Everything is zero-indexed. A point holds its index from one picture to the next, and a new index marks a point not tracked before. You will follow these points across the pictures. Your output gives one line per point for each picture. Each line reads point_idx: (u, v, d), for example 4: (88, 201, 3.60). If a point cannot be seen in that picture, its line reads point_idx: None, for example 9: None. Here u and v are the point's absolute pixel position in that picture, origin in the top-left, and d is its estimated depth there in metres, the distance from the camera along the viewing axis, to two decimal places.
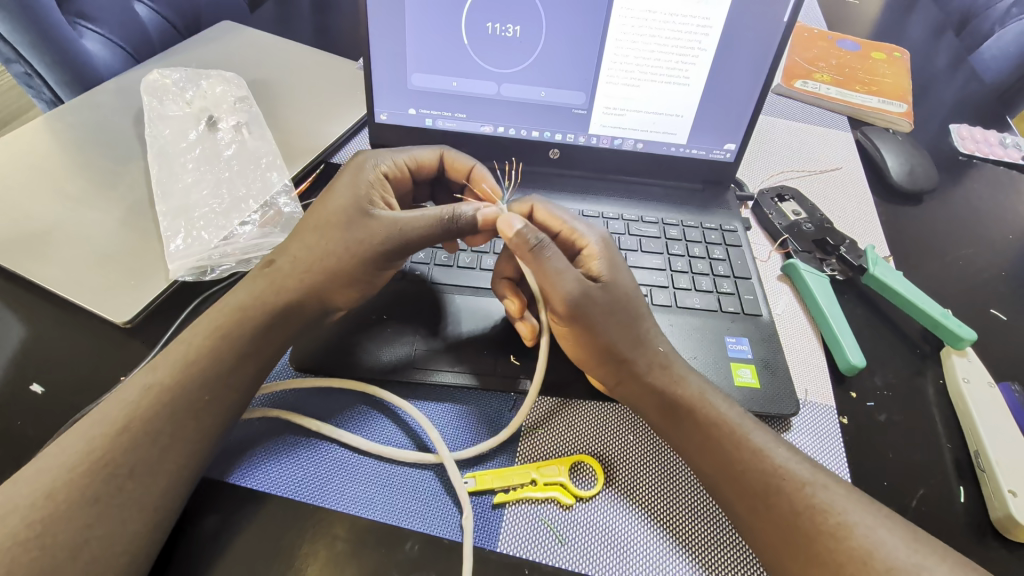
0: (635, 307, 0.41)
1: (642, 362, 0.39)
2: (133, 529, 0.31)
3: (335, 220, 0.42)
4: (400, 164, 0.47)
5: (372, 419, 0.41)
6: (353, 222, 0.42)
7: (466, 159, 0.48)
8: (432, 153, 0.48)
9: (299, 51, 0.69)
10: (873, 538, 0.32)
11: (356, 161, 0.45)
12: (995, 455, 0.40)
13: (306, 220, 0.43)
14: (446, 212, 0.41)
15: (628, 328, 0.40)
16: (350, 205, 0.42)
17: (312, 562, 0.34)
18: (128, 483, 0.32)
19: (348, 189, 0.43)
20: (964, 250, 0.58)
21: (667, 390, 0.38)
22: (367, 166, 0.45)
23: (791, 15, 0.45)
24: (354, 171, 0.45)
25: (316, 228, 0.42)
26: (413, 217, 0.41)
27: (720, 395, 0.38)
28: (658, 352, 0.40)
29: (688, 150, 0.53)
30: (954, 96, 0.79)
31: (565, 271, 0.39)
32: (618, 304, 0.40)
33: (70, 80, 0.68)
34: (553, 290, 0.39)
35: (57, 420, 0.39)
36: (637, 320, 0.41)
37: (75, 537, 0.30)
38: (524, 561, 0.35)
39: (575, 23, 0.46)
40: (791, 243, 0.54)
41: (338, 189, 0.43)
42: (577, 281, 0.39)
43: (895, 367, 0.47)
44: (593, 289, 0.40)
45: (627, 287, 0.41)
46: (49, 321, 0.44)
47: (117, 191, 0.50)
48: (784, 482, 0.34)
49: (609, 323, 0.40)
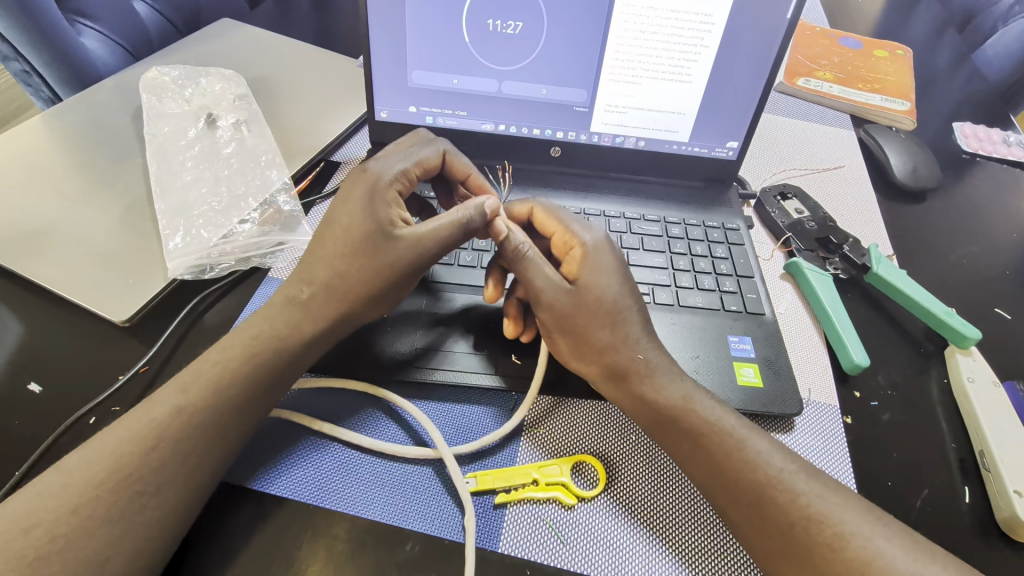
0: (615, 312, 0.40)
1: (621, 366, 0.39)
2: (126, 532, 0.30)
3: (357, 242, 0.39)
4: (409, 172, 0.44)
5: (373, 419, 0.41)
6: (379, 244, 0.39)
7: (466, 163, 0.48)
8: (434, 154, 0.46)
9: (299, 48, 0.69)
10: (878, 538, 0.31)
11: (368, 173, 0.42)
12: (999, 455, 0.40)
13: (321, 239, 0.39)
14: (461, 212, 0.41)
15: (602, 332, 0.39)
16: (372, 226, 0.39)
17: (313, 563, 0.34)
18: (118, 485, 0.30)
19: (368, 208, 0.40)
20: (968, 248, 0.58)
21: (650, 399, 0.38)
22: (382, 179, 0.42)
23: (794, 13, 0.44)
24: (370, 186, 0.41)
25: (339, 248, 0.39)
26: (435, 227, 0.41)
27: (710, 401, 0.38)
28: (638, 359, 0.39)
29: (690, 148, 0.53)
30: (956, 94, 0.78)
31: (541, 275, 0.41)
32: (593, 308, 0.40)
33: (68, 78, 0.68)
34: (529, 293, 0.41)
35: (56, 420, 0.39)
36: (613, 325, 0.40)
37: (63, 542, 0.29)
38: (525, 562, 0.35)
39: (577, 21, 0.46)
40: (793, 241, 0.54)
41: (357, 204, 0.40)
42: (550, 283, 0.40)
43: (898, 366, 0.47)
44: (566, 291, 0.40)
45: (608, 290, 0.40)
46: (48, 319, 0.43)
47: (116, 190, 0.50)
48: (780, 488, 0.33)
49: (581, 327, 0.39)
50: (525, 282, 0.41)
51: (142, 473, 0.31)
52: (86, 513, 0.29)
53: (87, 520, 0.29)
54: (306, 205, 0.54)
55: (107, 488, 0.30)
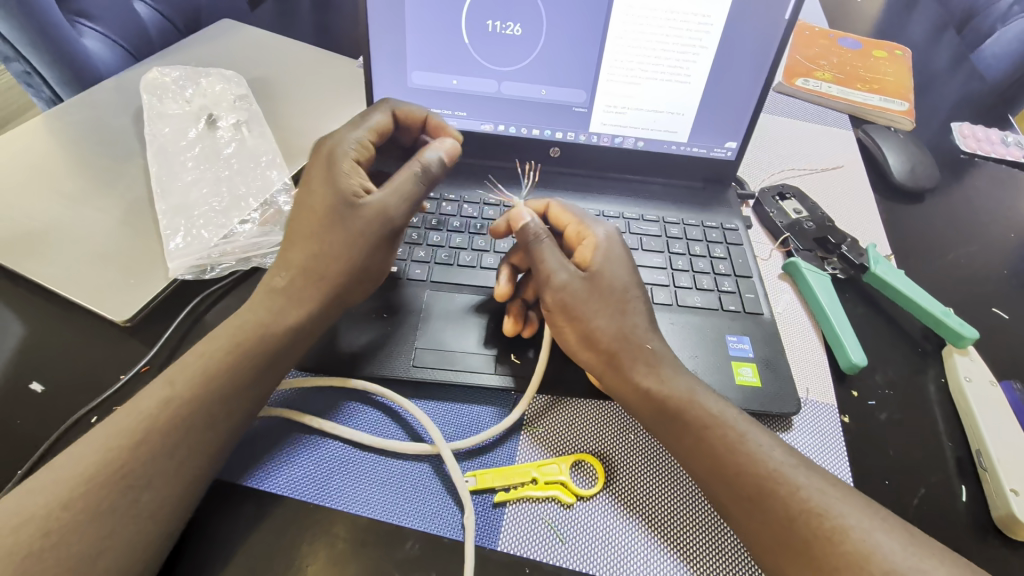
0: (623, 302, 0.40)
1: (628, 357, 0.39)
2: (127, 531, 0.30)
3: (323, 217, 0.40)
4: (366, 140, 0.45)
5: (373, 417, 0.41)
6: (343, 212, 0.40)
7: (418, 109, 0.48)
8: (384, 116, 0.46)
9: (299, 49, 0.69)
10: (875, 535, 0.31)
11: (325, 149, 0.43)
12: (996, 454, 0.40)
13: (293, 221, 0.41)
14: (412, 165, 0.42)
15: (609, 321, 0.39)
16: (333, 198, 0.40)
17: (313, 562, 0.34)
18: (119, 483, 0.31)
19: (327, 182, 0.41)
20: (966, 248, 0.58)
21: (651, 396, 0.38)
22: (340, 152, 0.42)
23: (792, 14, 0.45)
24: (328, 161, 0.42)
25: (314, 224, 0.40)
26: (392, 184, 0.41)
27: (710, 397, 0.38)
28: (645, 349, 0.39)
29: (689, 148, 0.53)
30: (955, 94, 0.79)
31: (553, 259, 0.41)
32: (603, 297, 0.40)
33: (69, 79, 0.68)
34: (539, 278, 0.41)
35: (58, 419, 0.39)
36: (621, 314, 0.40)
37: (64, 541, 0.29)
38: (525, 559, 0.35)
39: (576, 22, 0.46)
40: (791, 241, 0.54)
41: (318, 181, 0.41)
42: (562, 270, 0.41)
43: (896, 365, 0.47)
44: (577, 278, 0.40)
45: (618, 280, 0.41)
46: (50, 319, 0.44)
47: (117, 190, 0.50)
48: (778, 486, 0.33)
49: (588, 314, 0.39)
50: (536, 264, 0.41)
51: (142, 471, 0.31)
52: (88, 512, 0.30)
53: (89, 518, 0.30)
54: None
55: (108, 487, 0.30)
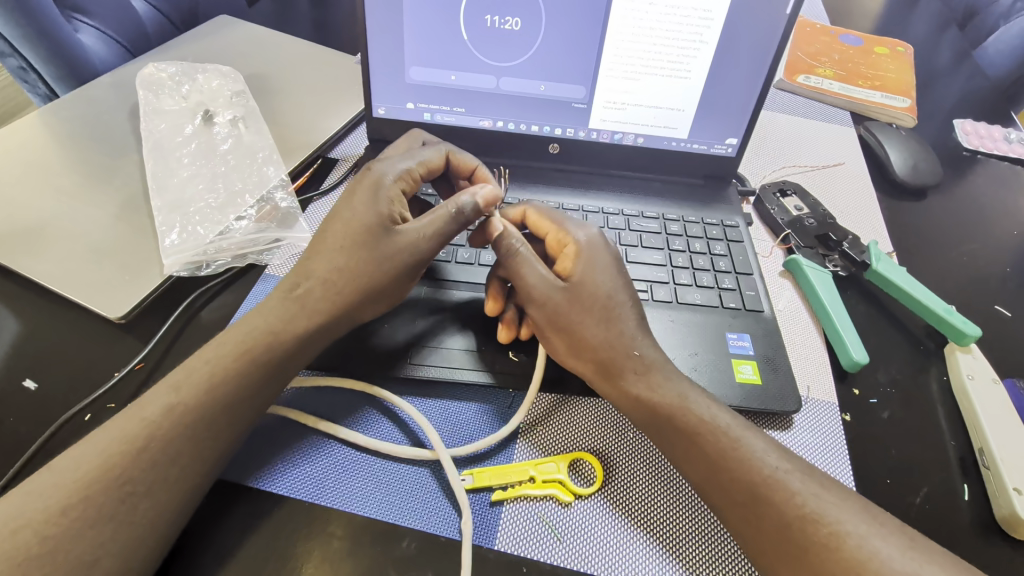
0: (607, 308, 0.40)
1: (618, 364, 0.38)
2: (106, 533, 0.29)
3: (359, 235, 0.39)
4: (413, 172, 0.44)
5: (369, 416, 0.40)
6: (379, 243, 0.39)
7: (469, 158, 0.48)
8: (439, 156, 0.46)
9: (297, 45, 0.69)
10: (873, 539, 0.31)
11: (372, 172, 0.42)
12: (999, 452, 0.40)
13: (325, 235, 0.40)
14: (451, 207, 0.41)
15: (594, 332, 0.39)
16: (372, 222, 0.39)
17: (307, 561, 0.34)
18: (100, 485, 0.30)
19: (370, 204, 0.40)
20: (969, 246, 0.57)
21: (645, 398, 0.37)
22: (387, 178, 0.42)
23: (793, 9, 0.44)
24: (374, 184, 0.42)
25: (340, 244, 0.39)
26: (431, 222, 0.40)
27: (704, 400, 0.37)
28: (634, 356, 0.38)
29: (689, 145, 0.53)
30: (958, 90, 0.78)
31: (532, 273, 0.41)
32: (585, 305, 0.40)
33: (65, 75, 0.68)
34: (522, 290, 0.41)
35: (52, 416, 0.39)
36: (606, 322, 0.39)
37: (43, 542, 0.28)
38: (522, 559, 0.34)
39: (574, 17, 0.46)
40: (793, 238, 0.54)
41: (360, 199, 0.40)
42: (541, 283, 0.41)
43: (898, 363, 0.47)
44: (558, 288, 0.40)
45: (600, 288, 0.40)
46: (45, 315, 0.43)
47: (113, 186, 0.50)
48: (776, 488, 0.33)
49: (572, 326, 0.39)
50: (517, 279, 0.41)
51: (127, 472, 0.31)
52: (72, 513, 0.29)
53: (74, 519, 0.29)
54: (303, 201, 0.53)
55: (96, 490, 0.30)
